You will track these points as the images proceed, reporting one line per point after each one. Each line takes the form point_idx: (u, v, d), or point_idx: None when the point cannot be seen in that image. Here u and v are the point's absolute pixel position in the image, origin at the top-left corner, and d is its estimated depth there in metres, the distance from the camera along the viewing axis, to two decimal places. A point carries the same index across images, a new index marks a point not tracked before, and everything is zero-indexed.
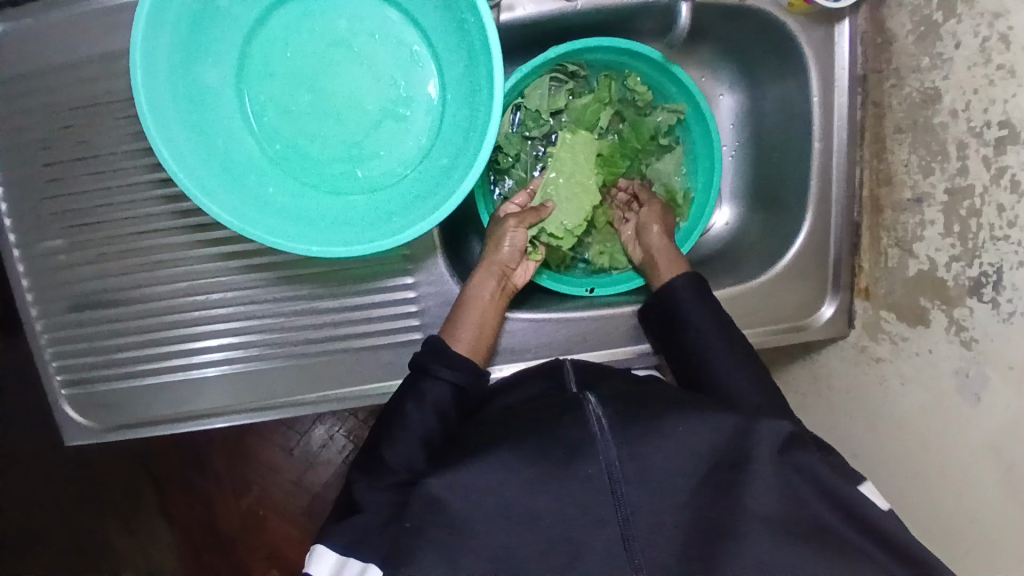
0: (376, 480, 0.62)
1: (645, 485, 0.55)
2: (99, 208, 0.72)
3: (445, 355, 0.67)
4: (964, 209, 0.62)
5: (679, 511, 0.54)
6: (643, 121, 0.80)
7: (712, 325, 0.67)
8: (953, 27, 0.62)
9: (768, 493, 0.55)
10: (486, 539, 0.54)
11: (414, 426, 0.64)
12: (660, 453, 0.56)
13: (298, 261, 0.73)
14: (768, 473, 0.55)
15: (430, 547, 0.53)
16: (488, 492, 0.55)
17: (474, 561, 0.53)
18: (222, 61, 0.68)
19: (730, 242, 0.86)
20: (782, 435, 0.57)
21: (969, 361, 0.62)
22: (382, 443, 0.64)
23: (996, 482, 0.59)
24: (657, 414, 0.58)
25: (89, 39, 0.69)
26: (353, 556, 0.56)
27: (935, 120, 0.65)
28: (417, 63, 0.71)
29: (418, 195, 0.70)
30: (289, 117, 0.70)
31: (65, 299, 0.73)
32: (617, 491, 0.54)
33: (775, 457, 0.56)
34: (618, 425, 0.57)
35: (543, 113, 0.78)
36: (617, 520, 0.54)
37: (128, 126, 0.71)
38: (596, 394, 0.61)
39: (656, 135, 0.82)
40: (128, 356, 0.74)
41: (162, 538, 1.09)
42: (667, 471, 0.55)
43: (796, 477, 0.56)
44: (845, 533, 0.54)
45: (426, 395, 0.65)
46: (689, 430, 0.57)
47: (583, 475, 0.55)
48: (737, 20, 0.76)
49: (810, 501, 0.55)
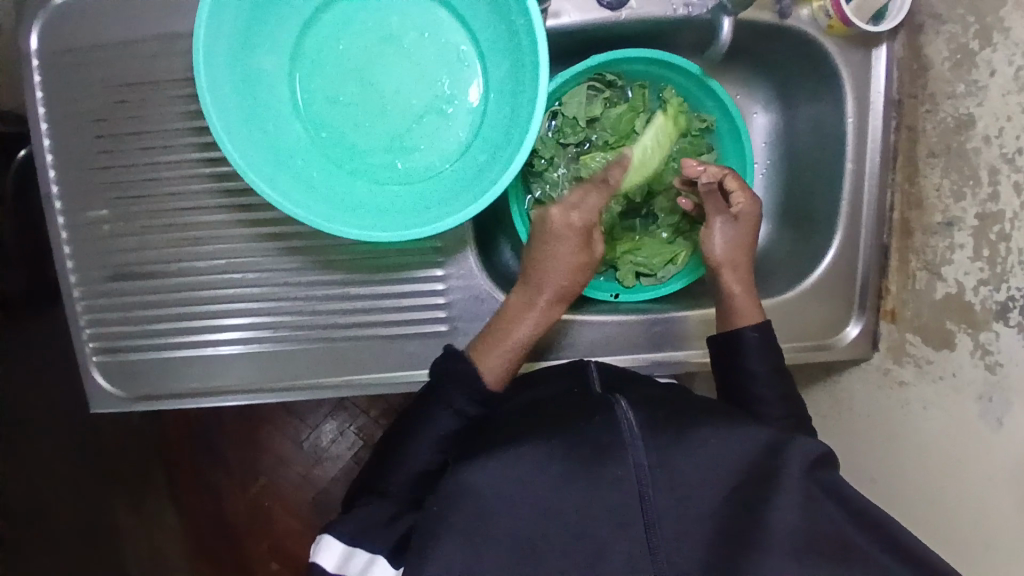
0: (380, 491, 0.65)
1: (673, 490, 0.55)
2: (147, 181, 0.74)
3: (468, 383, 0.67)
4: (994, 234, 0.63)
5: (705, 519, 0.54)
6: (678, 125, 0.81)
7: (764, 349, 0.68)
8: (989, 55, 0.64)
9: (796, 506, 0.53)
10: (510, 527, 0.55)
11: (421, 452, 0.66)
12: (688, 461, 0.56)
13: (334, 248, 0.74)
14: (796, 488, 0.54)
15: (450, 531, 0.55)
16: (515, 484, 0.56)
17: (496, 556, 0.55)
18: (277, 48, 0.71)
19: (758, 258, 0.87)
20: (811, 455, 0.56)
21: (992, 386, 0.62)
22: (389, 464, 0.67)
23: (1014, 508, 0.59)
24: (686, 422, 0.58)
25: (153, 18, 0.72)
26: (358, 547, 0.62)
27: (968, 146, 0.66)
28: (464, 62, 0.73)
29: (457, 188, 0.72)
30: (336, 106, 0.73)
31: (104, 268, 0.75)
32: (645, 495, 0.55)
33: (803, 471, 0.55)
34: (651, 429, 0.57)
35: (580, 120, 0.80)
36: (643, 523, 0.54)
37: (182, 105, 0.73)
38: (625, 396, 0.62)
39: (691, 142, 0.82)
40: (161, 328, 0.75)
41: (168, 521, 1.10)
42: (696, 480, 0.55)
43: (822, 492, 0.54)
44: (870, 551, 0.52)
45: (438, 423, 0.66)
46: (719, 443, 0.57)
47: (611, 476, 0.55)
48: (775, 41, 0.78)
49: (835, 516, 0.53)
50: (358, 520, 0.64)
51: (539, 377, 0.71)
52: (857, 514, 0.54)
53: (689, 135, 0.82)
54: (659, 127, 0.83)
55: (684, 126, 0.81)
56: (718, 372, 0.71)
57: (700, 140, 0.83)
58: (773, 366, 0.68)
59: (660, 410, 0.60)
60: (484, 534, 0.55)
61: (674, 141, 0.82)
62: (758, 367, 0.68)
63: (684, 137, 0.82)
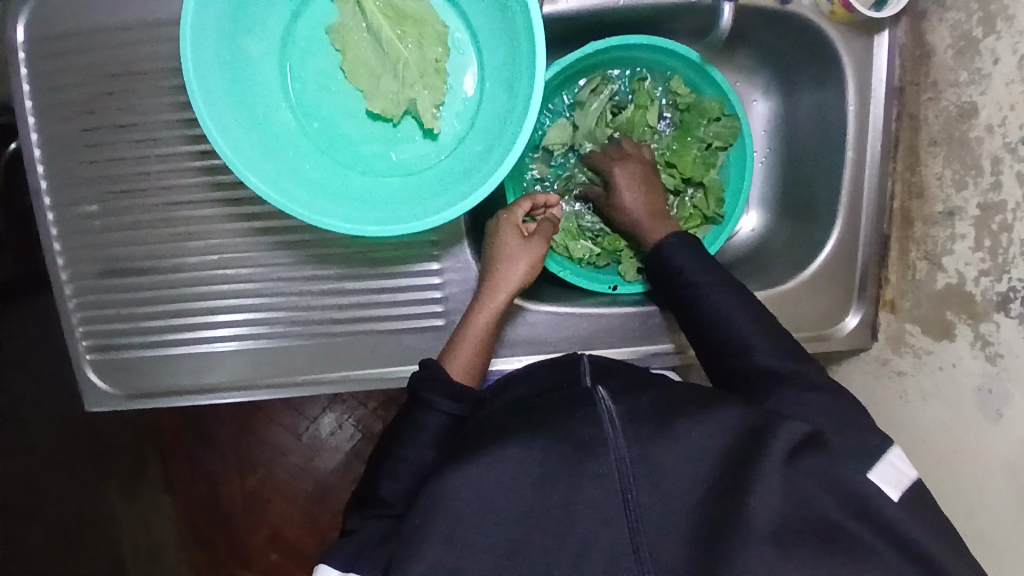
0: (368, 513, 0.63)
1: (656, 485, 0.51)
2: (136, 175, 0.73)
3: (442, 383, 0.67)
4: (996, 224, 0.62)
5: (689, 514, 0.50)
6: (709, 110, 0.80)
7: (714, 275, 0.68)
8: (993, 43, 0.63)
9: (773, 492, 0.51)
10: (489, 533, 0.51)
11: (411, 462, 0.64)
12: (670, 454, 0.52)
13: (326, 242, 0.73)
14: (774, 472, 0.51)
15: (433, 543, 0.51)
16: (495, 488, 0.52)
17: (479, 562, 0.51)
18: (268, 35, 0.69)
19: (756, 247, 0.87)
20: (794, 440, 0.53)
21: (992, 377, 0.61)
22: (381, 476, 0.65)
23: (1011, 503, 0.59)
24: (670, 414, 0.55)
25: (141, 7, 0.71)
26: (353, 572, 0.56)
27: (970, 135, 0.65)
28: (458, 50, 0.72)
29: (452, 178, 0.70)
30: (329, 96, 0.72)
31: (94, 264, 0.74)
32: (628, 492, 0.51)
33: (785, 459, 0.52)
34: (630, 423, 0.54)
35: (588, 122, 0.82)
36: (625, 519, 0.50)
37: (171, 97, 0.72)
38: (609, 391, 0.59)
39: (726, 126, 0.80)
40: (153, 325, 0.74)
41: (164, 510, 1.10)
42: (678, 474, 0.52)
43: (808, 477, 0.52)
44: (855, 533, 0.50)
45: (425, 427, 0.64)
46: (702, 435, 0.53)
47: (592, 473, 0.52)
48: (778, 27, 0.77)
49: (820, 499, 0.51)
50: (352, 547, 0.59)
51: (517, 379, 0.68)
52: (843, 493, 0.52)
53: (722, 119, 0.80)
54: (693, 112, 0.81)
55: (718, 110, 0.80)
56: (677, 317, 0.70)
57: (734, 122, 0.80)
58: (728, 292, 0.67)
59: (643, 402, 0.57)
60: (467, 540, 0.51)
61: (706, 128, 0.81)
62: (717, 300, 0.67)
63: (716, 124, 0.81)
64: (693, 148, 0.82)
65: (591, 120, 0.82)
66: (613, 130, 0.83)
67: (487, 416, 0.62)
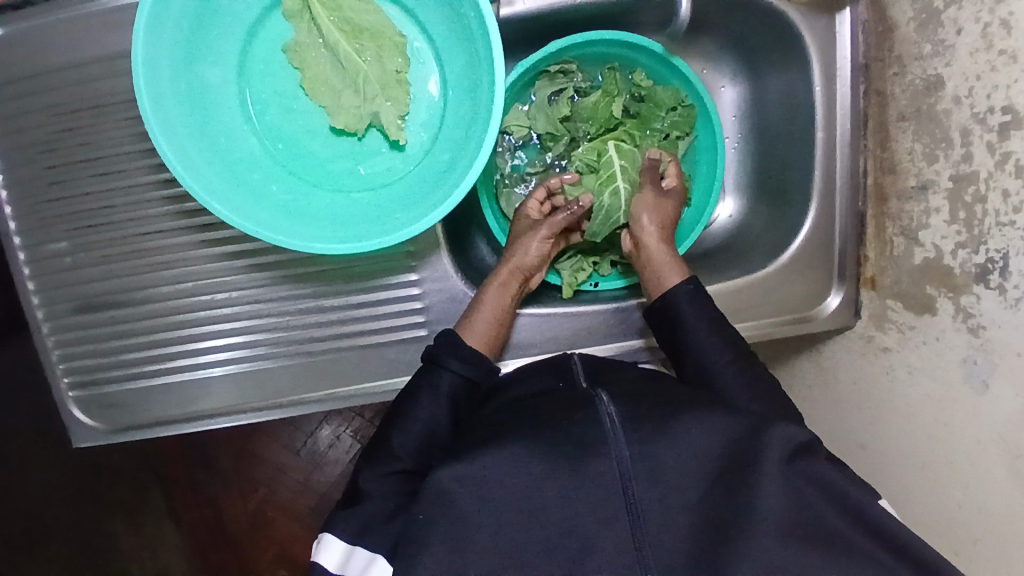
0: (379, 467, 0.62)
1: (657, 483, 0.51)
2: (104, 209, 0.72)
3: (461, 348, 0.67)
4: (969, 195, 0.61)
5: (690, 511, 0.51)
6: (666, 100, 0.80)
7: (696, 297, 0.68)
8: (955, 13, 0.62)
9: (777, 496, 0.50)
10: (492, 531, 0.51)
11: (423, 418, 0.64)
12: (671, 453, 0.52)
13: (302, 260, 0.73)
14: (778, 475, 0.51)
15: (440, 540, 0.51)
16: (497, 486, 0.52)
17: (484, 561, 0.51)
18: (225, 60, 0.68)
19: (735, 232, 0.87)
20: (793, 442, 0.53)
21: (976, 350, 0.61)
22: (391, 430, 0.64)
23: (1003, 476, 0.58)
24: (668, 412, 0.54)
25: (94, 40, 0.70)
26: (360, 546, 0.57)
27: (938, 107, 0.65)
28: (419, 59, 0.72)
29: (422, 189, 0.70)
30: (292, 115, 0.71)
31: (70, 300, 0.74)
32: (629, 491, 0.51)
33: (784, 461, 0.52)
34: (630, 422, 0.53)
35: (552, 124, 0.79)
36: (626, 517, 0.50)
37: (132, 128, 0.71)
38: (607, 391, 0.58)
39: (683, 115, 0.81)
40: (135, 357, 0.74)
41: (166, 534, 1.09)
42: (678, 472, 0.52)
43: (805, 483, 0.52)
44: (855, 538, 0.50)
45: (438, 387, 0.65)
46: (701, 433, 0.53)
47: (594, 473, 0.52)
48: (739, 12, 0.77)
49: (817, 504, 0.51)
50: (360, 516, 0.59)
51: (514, 377, 0.67)
52: (839, 501, 0.52)
53: (678, 108, 0.81)
54: (648, 103, 0.81)
55: (673, 100, 0.80)
56: (664, 345, 0.69)
57: (690, 110, 0.81)
58: (711, 320, 0.67)
59: (641, 404, 0.56)
60: (471, 539, 0.51)
61: (664, 117, 0.81)
62: (698, 318, 0.67)
63: (674, 112, 0.81)
64: (653, 141, 0.82)
65: (550, 90, 0.79)
66: (570, 112, 0.80)
67: (486, 415, 0.61)
